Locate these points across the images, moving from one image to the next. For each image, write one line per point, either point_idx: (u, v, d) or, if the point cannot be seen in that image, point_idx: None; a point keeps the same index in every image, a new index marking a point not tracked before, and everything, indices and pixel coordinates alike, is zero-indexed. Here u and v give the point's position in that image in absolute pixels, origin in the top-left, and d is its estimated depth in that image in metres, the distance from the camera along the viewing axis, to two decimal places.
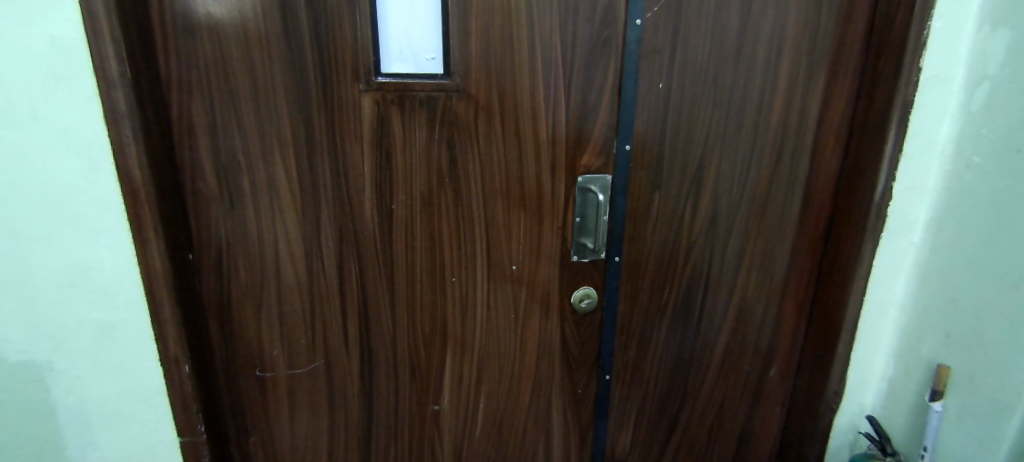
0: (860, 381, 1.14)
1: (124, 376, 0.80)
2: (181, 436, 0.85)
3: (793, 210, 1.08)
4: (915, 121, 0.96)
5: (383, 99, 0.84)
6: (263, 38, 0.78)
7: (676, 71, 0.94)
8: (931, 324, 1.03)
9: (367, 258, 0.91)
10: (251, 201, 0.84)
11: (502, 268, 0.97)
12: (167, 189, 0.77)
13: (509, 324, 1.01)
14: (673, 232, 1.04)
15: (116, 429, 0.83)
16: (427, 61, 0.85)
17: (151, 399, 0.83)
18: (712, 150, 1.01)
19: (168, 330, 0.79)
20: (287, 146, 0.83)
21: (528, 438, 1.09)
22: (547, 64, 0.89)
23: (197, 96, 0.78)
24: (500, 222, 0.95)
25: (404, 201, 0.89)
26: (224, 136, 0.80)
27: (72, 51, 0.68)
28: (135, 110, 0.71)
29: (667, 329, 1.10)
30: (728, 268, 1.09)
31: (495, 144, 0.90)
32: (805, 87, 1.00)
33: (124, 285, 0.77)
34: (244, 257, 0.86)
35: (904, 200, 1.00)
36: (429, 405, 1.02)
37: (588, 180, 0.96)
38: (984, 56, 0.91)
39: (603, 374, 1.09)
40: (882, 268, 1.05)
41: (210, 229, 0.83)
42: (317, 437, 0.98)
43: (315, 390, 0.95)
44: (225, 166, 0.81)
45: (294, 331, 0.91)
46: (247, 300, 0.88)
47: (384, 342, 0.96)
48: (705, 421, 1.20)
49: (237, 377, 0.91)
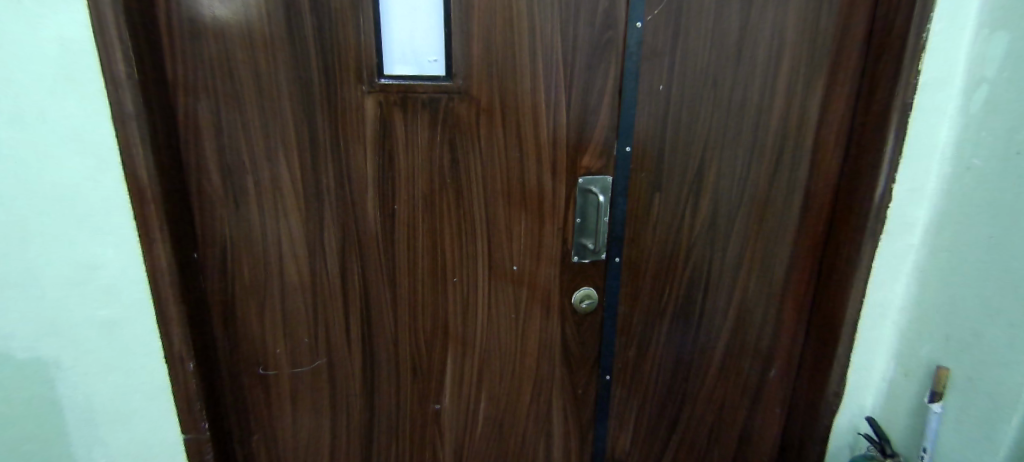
0: (860, 382, 1.14)
1: (129, 374, 0.81)
2: (186, 434, 0.86)
3: (793, 211, 1.08)
4: (915, 123, 0.96)
5: (385, 101, 0.85)
6: (268, 40, 0.79)
7: (676, 73, 0.95)
8: (931, 325, 1.03)
9: (370, 258, 0.91)
10: (255, 201, 0.85)
11: (503, 268, 0.98)
12: (173, 188, 0.78)
13: (510, 324, 1.02)
14: (674, 233, 1.05)
15: (122, 426, 0.83)
16: (429, 63, 0.85)
17: (156, 397, 0.83)
18: (712, 152, 1.01)
19: (173, 329, 0.80)
20: (291, 146, 0.83)
21: (529, 438, 1.10)
22: (548, 67, 0.89)
23: (203, 97, 0.79)
24: (501, 223, 0.96)
25: (406, 201, 0.90)
26: (229, 137, 0.81)
27: (80, 52, 0.69)
28: (142, 110, 0.72)
29: (667, 329, 1.10)
30: (728, 269, 1.10)
31: (497, 145, 0.91)
32: (805, 89, 1.01)
33: (129, 283, 0.78)
34: (248, 256, 0.87)
35: (904, 202, 1.01)
36: (431, 404, 1.03)
37: (588, 181, 0.97)
38: (983, 59, 0.92)
39: (604, 374, 1.09)
40: (882, 269, 1.05)
41: (215, 228, 0.84)
42: (320, 436, 0.99)
43: (316, 389, 0.96)
44: (229, 166, 0.82)
45: (298, 329, 0.92)
46: (251, 299, 0.89)
47: (386, 341, 0.97)
48: (704, 422, 1.20)
49: (240, 376, 0.92)
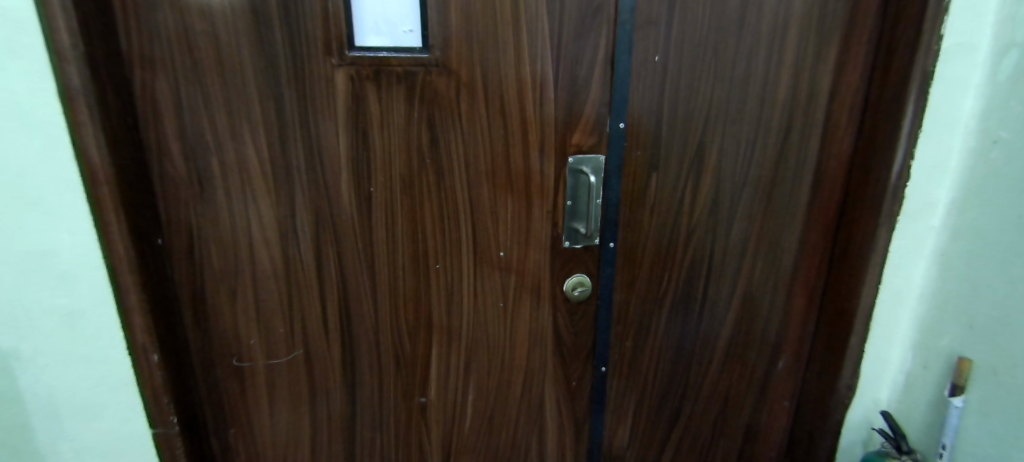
0: (875, 375, 1.07)
1: (93, 366, 0.77)
2: (154, 428, 0.82)
3: (802, 193, 1.01)
4: (935, 94, 0.89)
5: (358, 75, 0.79)
6: (228, 10, 0.74)
7: (673, 43, 0.88)
8: (952, 314, 0.96)
9: (346, 244, 0.86)
10: (222, 185, 0.80)
11: (490, 254, 0.92)
12: (130, 170, 0.74)
13: (499, 314, 0.96)
14: (673, 217, 0.98)
15: (88, 420, 0.80)
16: (404, 35, 0.79)
17: (122, 390, 0.80)
18: (713, 129, 0.94)
19: (135, 318, 0.76)
20: (258, 126, 0.78)
21: (520, 433, 1.05)
22: (533, 38, 0.83)
23: (161, 73, 0.74)
24: (486, 206, 0.90)
25: (383, 184, 0.85)
26: (191, 116, 0.76)
27: (23, 23, 0.64)
28: (90, 86, 0.68)
29: (667, 319, 1.04)
30: (732, 255, 1.03)
31: (480, 122, 0.85)
32: (814, 60, 0.94)
33: (88, 270, 0.74)
34: (216, 242, 0.82)
35: (923, 180, 0.94)
36: (416, 397, 0.98)
37: (579, 161, 0.90)
38: (1014, 22, 0.83)
39: (599, 366, 1.04)
40: (898, 254, 0.98)
41: (180, 213, 0.80)
42: (299, 430, 0.95)
43: (294, 382, 0.92)
44: (193, 147, 0.77)
45: (272, 320, 0.88)
46: (222, 288, 0.84)
47: (367, 332, 0.92)
48: (708, 416, 1.14)
49: (213, 367, 0.88)
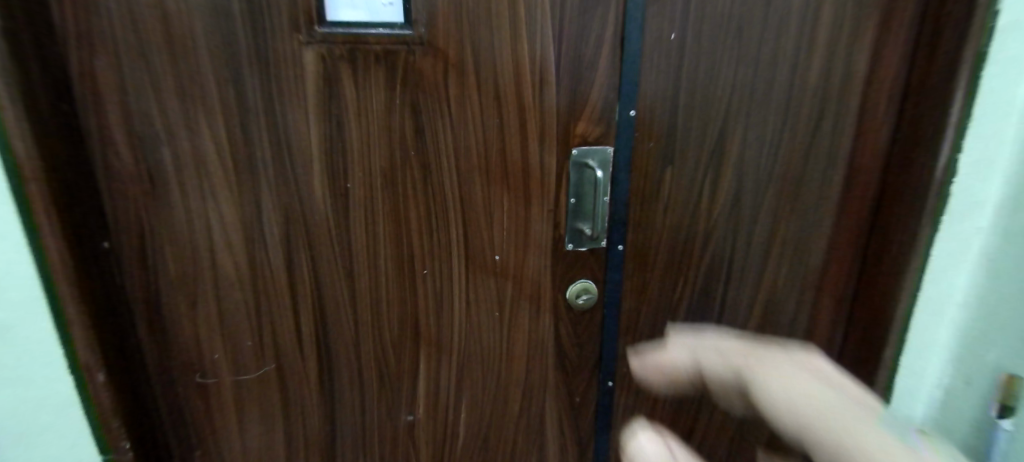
0: (910, 390, 0.98)
1: (30, 388, 0.67)
2: (105, 453, 0.73)
3: (832, 189, 0.91)
4: (988, 78, 0.78)
5: (329, 55, 0.69)
6: None
7: (692, 19, 0.77)
8: (1001, 325, 0.86)
9: (319, 247, 0.76)
10: (176, 181, 0.70)
11: (483, 258, 0.82)
12: (66, 164, 0.65)
13: (494, 324, 0.86)
14: (689, 216, 0.88)
15: (25, 449, 0.70)
16: (383, 8, 0.68)
17: (66, 413, 0.70)
18: (736, 118, 0.84)
19: (76, 332, 0.67)
20: (215, 113, 0.68)
21: (518, 453, 0.96)
22: (532, 11, 0.72)
23: (100, 51, 0.64)
24: (479, 204, 0.80)
25: (361, 179, 0.75)
26: (138, 101, 0.66)
27: None
28: (10, 66, 0.58)
29: (681, 329, 0.94)
30: (754, 258, 0.93)
31: (471, 109, 0.75)
32: (851, 39, 0.83)
33: (19, 279, 0.63)
34: (172, 246, 0.72)
35: (972, 176, 0.83)
36: (402, 415, 0.88)
37: (584, 153, 0.80)
38: None
39: (605, 381, 0.94)
40: (940, 259, 0.88)
41: (128, 212, 0.70)
42: (273, 452, 0.86)
43: (266, 399, 0.83)
44: (142, 137, 0.68)
45: (239, 331, 0.78)
46: (181, 296, 0.75)
47: (346, 345, 0.82)
48: (724, 433, 1.04)
49: (173, 383, 0.79)
